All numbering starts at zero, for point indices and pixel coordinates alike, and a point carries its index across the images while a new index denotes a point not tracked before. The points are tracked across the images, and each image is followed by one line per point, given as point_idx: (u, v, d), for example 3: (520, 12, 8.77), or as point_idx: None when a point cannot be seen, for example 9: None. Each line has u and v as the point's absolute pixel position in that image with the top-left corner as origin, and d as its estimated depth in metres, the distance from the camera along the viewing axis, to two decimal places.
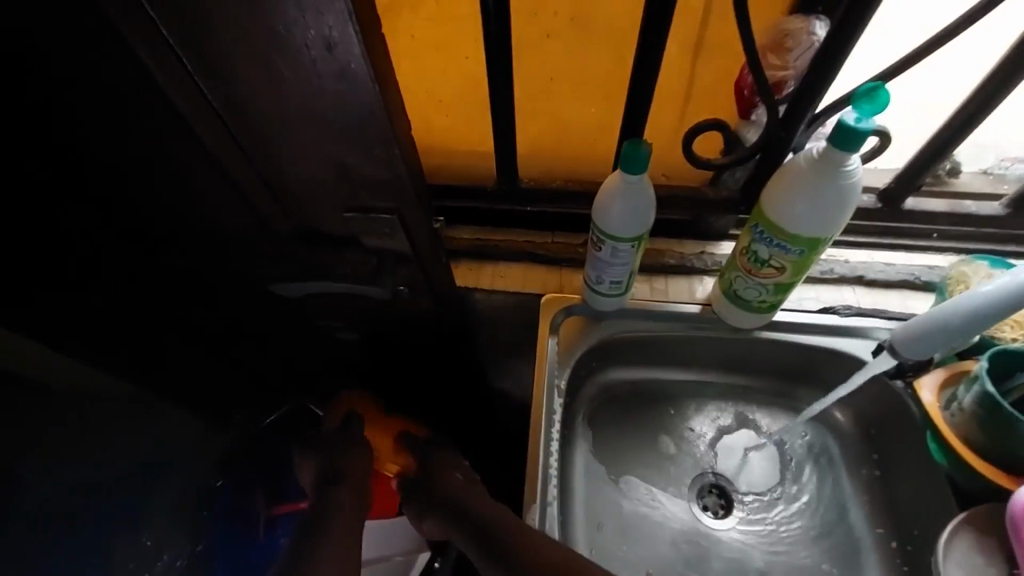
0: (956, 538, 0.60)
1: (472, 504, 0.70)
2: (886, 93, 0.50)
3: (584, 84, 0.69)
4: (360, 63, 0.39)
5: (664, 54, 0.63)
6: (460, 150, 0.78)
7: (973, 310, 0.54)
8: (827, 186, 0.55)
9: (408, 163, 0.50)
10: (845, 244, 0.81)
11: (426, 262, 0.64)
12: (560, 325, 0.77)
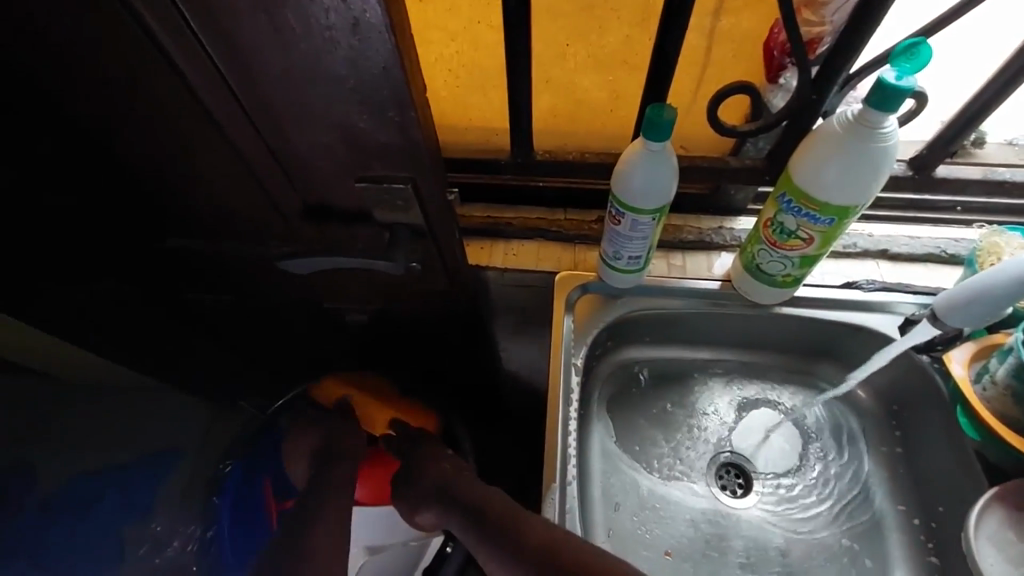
0: (987, 515, 0.58)
1: (473, 493, 0.64)
2: (928, 49, 0.48)
3: (600, 52, 0.63)
4: (375, 13, 0.37)
5: (693, 16, 0.57)
6: (467, 123, 0.74)
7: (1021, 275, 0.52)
8: (862, 151, 0.52)
9: (421, 127, 0.48)
10: (869, 218, 0.79)
11: (439, 236, 0.62)
12: (576, 303, 0.75)
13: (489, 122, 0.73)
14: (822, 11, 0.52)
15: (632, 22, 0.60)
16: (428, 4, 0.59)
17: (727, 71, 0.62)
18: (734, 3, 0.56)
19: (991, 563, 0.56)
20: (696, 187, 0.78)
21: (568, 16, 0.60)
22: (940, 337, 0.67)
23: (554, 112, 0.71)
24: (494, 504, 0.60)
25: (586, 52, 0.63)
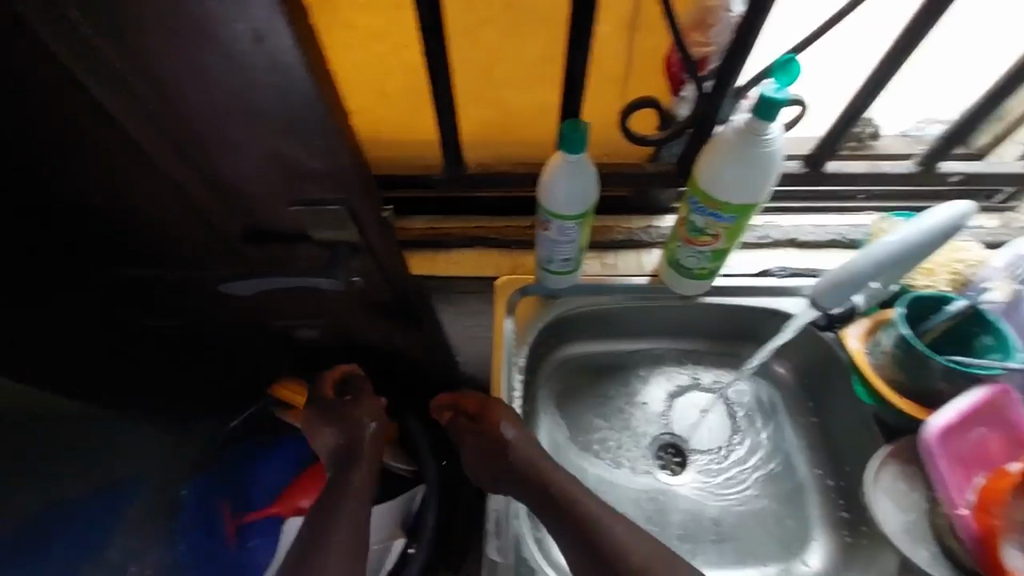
0: (884, 471, 0.65)
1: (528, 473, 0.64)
2: (798, 65, 0.54)
3: (518, 73, 0.67)
4: (292, 53, 0.40)
5: (597, 38, 0.61)
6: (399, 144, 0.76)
7: (877, 259, 0.60)
8: (752, 155, 0.59)
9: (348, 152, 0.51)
10: (778, 211, 0.86)
11: (378, 251, 0.65)
12: (516, 305, 0.80)
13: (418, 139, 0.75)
14: (707, 32, 0.58)
15: (546, 40, 0.64)
16: (348, 31, 0.61)
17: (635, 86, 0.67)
18: (633, 26, 0.60)
19: (888, 514, 0.63)
20: (619, 191, 0.82)
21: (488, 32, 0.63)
22: (838, 315, 0.72)
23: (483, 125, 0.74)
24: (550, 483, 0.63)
25: (507, 69, 0.67)
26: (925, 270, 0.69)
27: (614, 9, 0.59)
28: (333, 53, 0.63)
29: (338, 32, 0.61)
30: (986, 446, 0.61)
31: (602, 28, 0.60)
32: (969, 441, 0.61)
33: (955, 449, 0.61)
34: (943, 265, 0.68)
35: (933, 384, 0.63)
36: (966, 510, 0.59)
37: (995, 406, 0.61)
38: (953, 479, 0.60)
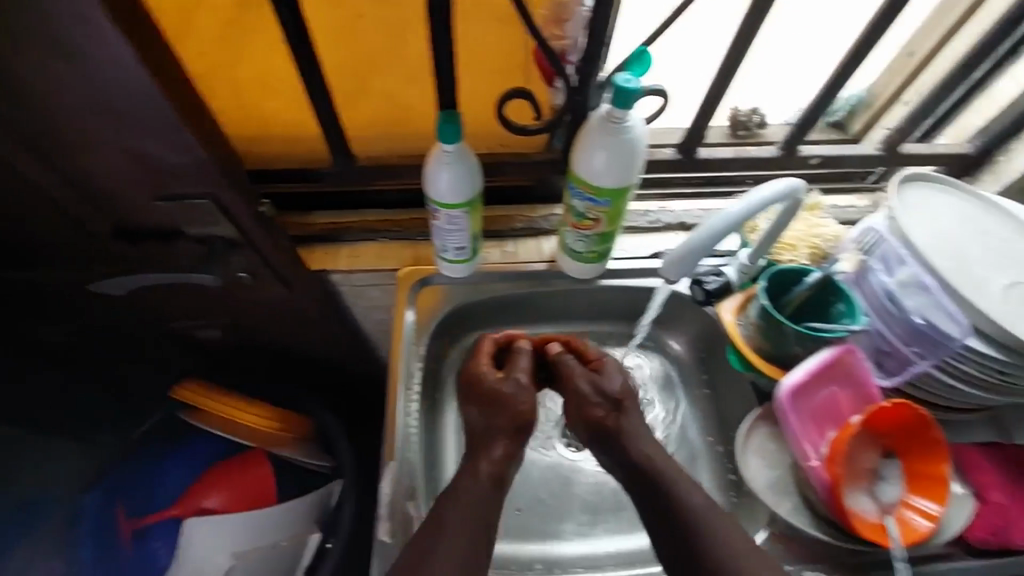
0: (753, 435, 0.71)
1: (626, 442, 0.65)
2: (649, 56, 0.59)
3: (390, 68, 0.66)
4: (118, 44, 0.40)
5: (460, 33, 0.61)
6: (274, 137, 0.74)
7: (708, 229, 0.56)
8: (614, 142, 0.62)
9: (206, 146, 0.51)
10: (672, 196, 0.89)
11: (261, 246, 0.65)
12: (417, 296, 0.81)
13: (301, 135, 0.74)
14: (562, 26, 0.60)
15: (413, 37, 0.64)
16: (200, 22, 0.59)
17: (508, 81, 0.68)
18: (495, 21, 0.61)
19: (758, 474, 0.69)
20: (521, 180, 0.85)
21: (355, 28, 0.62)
22: (715, 290, 0.77)
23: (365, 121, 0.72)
24: (638, 458, 0.64)
25: (379, 65, 0.66)
26: (789, 246, 0.75)
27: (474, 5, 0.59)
28: (187, 43, 0.61)
29: (194, 26, 0.59)
30: (835, 404, 0.68)
31: (464, 23, 0.61)
32: (820, 400, 0.68)
33: (807, 408, 0.67)
34: (803, 241, 0.74)
35: (792, 351, 0.69)
36: (817, 462, 0.65)
37: (841, 367, 0.68)
38: (806, 435, 0.66)
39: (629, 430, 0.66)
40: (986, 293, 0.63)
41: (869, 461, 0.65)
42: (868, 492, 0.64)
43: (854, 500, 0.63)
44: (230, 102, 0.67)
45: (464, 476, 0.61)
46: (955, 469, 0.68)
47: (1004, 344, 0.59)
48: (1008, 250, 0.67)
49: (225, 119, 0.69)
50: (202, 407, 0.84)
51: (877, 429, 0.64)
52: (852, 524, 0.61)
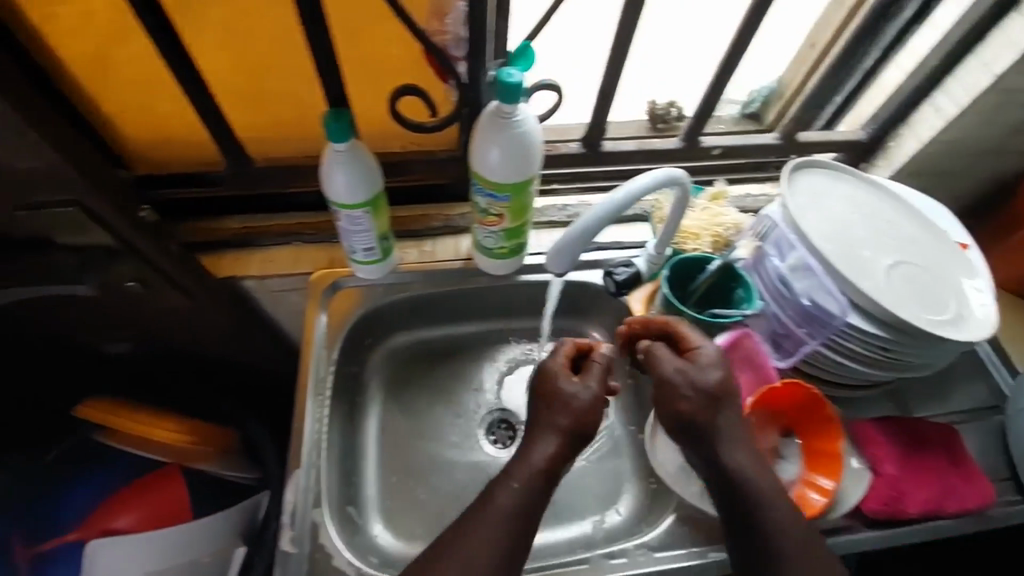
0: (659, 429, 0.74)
1: (721, 448, 0.59)
2: (531, 53, 0.60)
3: (272, 65, 0.65)
4: None
5: (338, 30, 0.61)
6: (162, 134, 0.72)
7: (602, 211, 0.55)
8: (506, 137, 0.62)
9: (58, 144, 0.51)
10: (594, 189, 0.86)
11: (144, 251, 0.63)
12: (331, 300, 0.80)
13: (186, 132, 0.72)
14: (444, 20, 0.59)
15: (290, 34, 0.62)
16: (64, 20, 0.56)
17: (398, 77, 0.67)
18: (377, 19, 0.60)
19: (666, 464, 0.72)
20: (438, 177, 0.82)
21: (225, 31, 0.60)
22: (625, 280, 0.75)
23: (255, 122, 0.71)
24: (733, 464, 0.59)
25: (263, 63, 0.64)
26: (692, 235, 0.77)
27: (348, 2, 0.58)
28: (55, 42, 0.58)
29: (54, 24, 0.56)
30: (735, 387, 0.70)
31: (339, 19, 0.60)
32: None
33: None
34: (707, 230, 0.77)
35: None
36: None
37: (737, 350, 0.70)
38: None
39: (725, 432, 0.60)
40: (870, 273, 0.65)
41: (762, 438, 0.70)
42: (764, 468, 0.68)
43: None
44: (110, 98, 0.65)
45: (507, 474, 0.60)
46: (852, 443, 0.71)
47: (882, 321, 0.62)
48: (892, 232, 0.70)
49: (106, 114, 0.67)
50: (111, 427, 0.81)
51: (767, 407, 0.69)
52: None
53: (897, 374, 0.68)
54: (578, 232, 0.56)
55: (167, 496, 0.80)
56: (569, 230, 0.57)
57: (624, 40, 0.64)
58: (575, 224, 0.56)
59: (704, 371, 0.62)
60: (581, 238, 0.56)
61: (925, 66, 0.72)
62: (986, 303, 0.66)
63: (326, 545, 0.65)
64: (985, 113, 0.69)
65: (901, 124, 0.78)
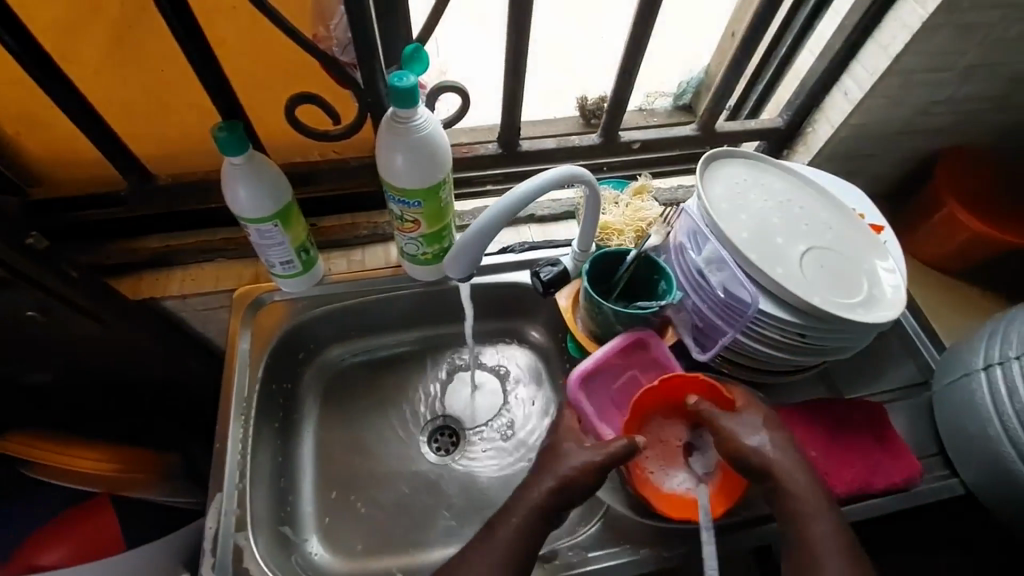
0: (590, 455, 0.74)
1: (778, 477, 0.61)
2: (425, 55, 0.59)
3: (160, 73, 0.64)
4: None
5: (218, 36, 0.60)
6: (57, 150, 0.70)
7: (499, 211, 0.53)
8: (407, 143, 0.61)
9: None
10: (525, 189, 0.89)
11: (35, 277, 0.61)
12: (255, 316, 0.78)
13: (81, 148, 0.70)
14: (329, 27, 0.59)
15: (169, 42, 0.61)
16: None
17: (297, 83, 0.66)
18: (257, 23, 0.59)
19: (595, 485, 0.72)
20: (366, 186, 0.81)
21: (104, 42, 0.59)
22: (549, 280, 0.73)
23: (154, 135, 0.71)
24: (784, 484, 0.61)
25: (152, 73, 0.63)
26: (616, 231, 0.77)
27: (223, 7, 0.58)
28: None
29: None
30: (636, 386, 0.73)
31: (217, 25, 0.59)
32: (617, 383, 0.73)
33: (603, 392, 0.73)
34: (629, 225, 0.77)
35: (613, 329, 0.72)
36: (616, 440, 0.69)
37: (638, 350, 0.73)
38: (604, 416, 0.72)
39: (777, 462, 0.62)
40: (784, 261, 0.65)
41: (670, 432, 0.70)
42: (673, 464, 0.69)
43: (662, 474, 0.68)
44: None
45: (509, 509, 0.62)
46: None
47: (796, 307, 0.63)
48: (807, 218, 0.70)
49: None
50: (32, 459, 0.75)
51: (671, 402, 0.70)
52: (648, 496, 0.65)
53: (818, 358, 0.69)
54: (475, 234, 0.53)
55: (100, 524, 0.78)
56: (467, 232, 0.55)
57: (520, 39, 0.65)
58: (470, 226, 0.54)
59: (750, 423, 0.65)
60: (479, 240, 0.54)
61: (830, 50, 0.72)
62: (897, 283, 0.67)
63: (250, 569, 0.64)
64: (889, 94, 0.72)
65: (816, 109, 0.79)
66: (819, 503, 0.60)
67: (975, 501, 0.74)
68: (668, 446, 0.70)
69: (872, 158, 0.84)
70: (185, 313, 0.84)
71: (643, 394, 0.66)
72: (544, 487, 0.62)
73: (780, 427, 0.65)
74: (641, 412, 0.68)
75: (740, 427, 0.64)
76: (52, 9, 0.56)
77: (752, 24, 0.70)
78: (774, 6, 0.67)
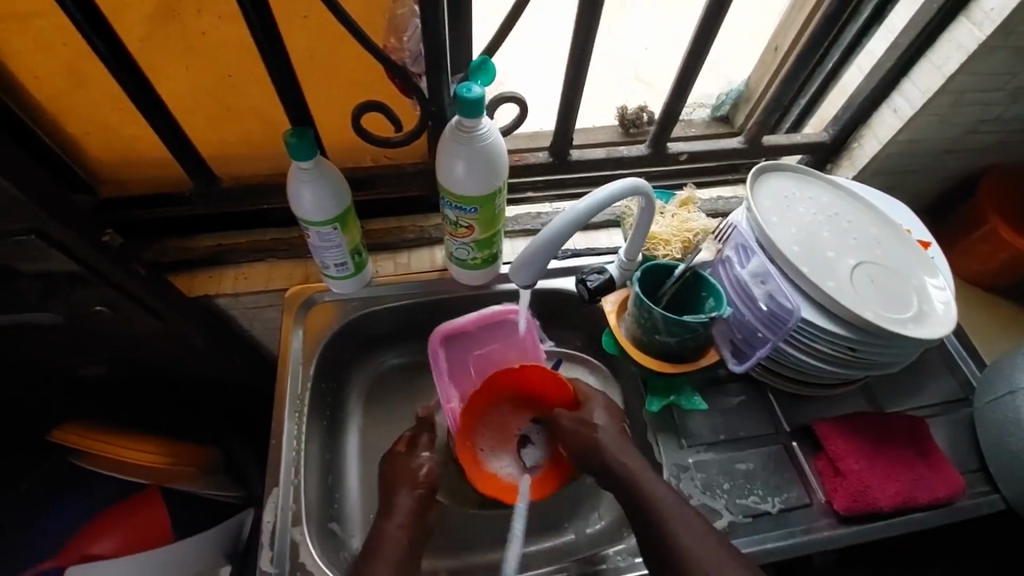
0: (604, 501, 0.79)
1: (608, 458, 0.65)
2: (492, 67, 0.61)
3: (233, 79, 0.66)
4: None
5: (294, 43, 0.62)
6: (124, 149, 0.72)
7: (567, 221, 0.55)
8: (470, 151, 0.62)
9: (12, 179, 0.51)
10: (569, 196, 0.90)
11: (108, 275, 0.64)
12: (307, 315, 0.80)
13: (149, 149, 0.72)
14: (401, 38, 0.61)
15: (249, 50, 0.63)
16: (30, 45, 0.57)
17: (362, 91, 0.69)
18: (331, 32, 0.61)
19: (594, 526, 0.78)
20: (415, 191, 0.83)
21: (184, 50, 0.62)
22: (599, 286, 0.73)
23: (218, 138, 0.73)
24: (618, 465, 0.64)
25: (226, 79, 0.66)
26: (663, 241, 0.78)
27: (301, 17, 0.59)
28: (21, 65, 0.59)
29: (21, 48, 0.57)
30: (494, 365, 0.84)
31: (294, 35, 0.61)
32: (475, 354, 0.83)
33: (459, 365, 0.83)
34: (677, 236, 0.78)
35: (654, 337, 0.71)
36: (457, 404, 0.79)
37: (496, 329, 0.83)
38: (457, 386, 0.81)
39: (607, 445, 0.66)
40: (834, 274, 0.66)
41: (507, 422, 0.79)
42: (505, 449, 0.78)
43: (491, 454, 0.77)
44: (75, 117, 0.66)
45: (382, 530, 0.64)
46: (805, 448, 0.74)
47: (846, 321, 0.64)
48: (855, 231, 0.72)
49: (73, 130, 0.67)
50: (89, 449, 0.78)
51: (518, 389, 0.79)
52: (468, 475, 0.73)
53: (864, 371, 0.70)
54: (542, 242, 0.55)
55: (145, 518, 0.79)
56: (534, 240, 0.56)
57: (581, 52, 0.67)
58: (539, 235, 0.55)
59: (585, 414, 0.71)
60: (546, 249, 0.55)
61: (881, 68, 0.74)
62: (946, 300, 0.67)
63: (306, 563, 0.66)
64: (940, 112, 0.72)
65: (863, 125, 0.80)
66: (666, 493, 0.60)
67: (1015, 517, 0.74)
68: (503, 434, 0.79)
69: (915, 173, 0.85)
70: (234, 310, 0.87)
71: (498, 374, 0.76)
72: (404, 510, 0.66)
73: (619, 418, 0.72)
74: (487, 394, 0.78)
75: (577, 424, 0.70)
76: (147, 19, 0.58)
77: (807, 42, 0.71)
78: (831, 23, 0.68)
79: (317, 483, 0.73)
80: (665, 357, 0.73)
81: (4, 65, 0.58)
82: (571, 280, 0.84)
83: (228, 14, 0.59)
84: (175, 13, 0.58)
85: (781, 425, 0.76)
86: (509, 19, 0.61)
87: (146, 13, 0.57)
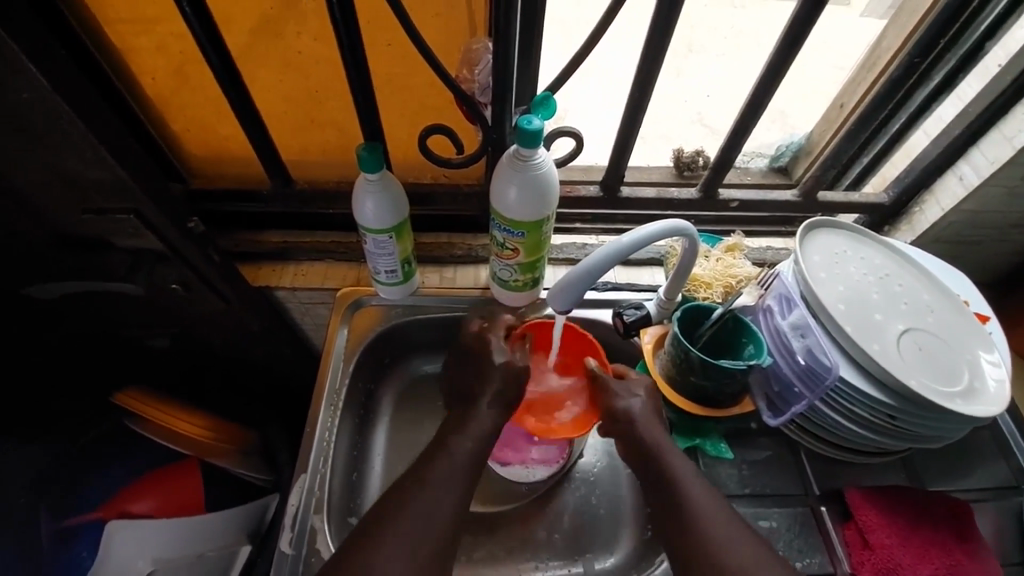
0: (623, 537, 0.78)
1: (640, 430, 0.66)
2: (554, 103, 0.64)
3: (319, 94, 0.73)
4: (43, 85, 0.49)
5: (377, 68, 0.68)
6: (216, 147, 0.80)
7: (608, 252, 0.56)
8: (523, 179, 0.65)
9: (123, 164, 0.58)
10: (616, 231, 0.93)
11: (189, 259, 0.71)
12: (355, 315, 0.85)
13: (237, 149, 0.80)
14: (473, 70, 0.66)
15: (335, 71, 0.70)
16: (153, 49, 0.65)
17: (432, 114, 0.75)
18: (410, 59, 0.67)
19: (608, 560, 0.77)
20: (468, 211, 0.88)
21: (282, 66, 0.69)
22: (635, 321, 0.73)
23: (299, 145, 0.80)
24: (650, 443, 0.65)
25: (311, 93, 0.73)
26: (704, 284, 0.79)
27: (385, 44, 0.66)
28: (143, 67, 0.67)
29: (147, 52, 0.66)
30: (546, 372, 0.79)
31: (378, 61, 0.68)
32: None
33: None
34: (719, 281, 0.79)
35: (688, 378, 0.71)
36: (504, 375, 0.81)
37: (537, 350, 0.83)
38: None
39: (640, 415, 0.67)
40: (880, 338, 0.65)
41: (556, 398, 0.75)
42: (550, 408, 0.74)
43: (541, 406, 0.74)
44: (181, 115, 0.74)
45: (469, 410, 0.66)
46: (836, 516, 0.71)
47: (890, 386, 0.63)
48: (908, 296, 0.70)
49: (177, 126, 0.75)
50: (144, 415, 0.86)
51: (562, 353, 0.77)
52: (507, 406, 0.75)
53: (907, 442, 0.67)
54: (583, 270, 0.56)
55: (191, 487, 0.87)
56: (575, 268, 0.58)
57: (641, 94, 0.70)
58: (580, 264, 0.57)
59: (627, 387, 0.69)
60: (586, 278, 0.57)
61: (948, 134, 0.73)
62: (1001, 377, 0.65)
63: (321, 550, 0.68)
64: (1009, 185, 0.71)
65: (925, 190, 0.79)
66: (706, 490, 0.61)
67: None
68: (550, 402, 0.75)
69: (979, 244, 0.82)
70: (290, 303, 0.93)
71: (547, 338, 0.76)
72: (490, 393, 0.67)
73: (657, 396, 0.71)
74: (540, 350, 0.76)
75: (623, 389, 0.69)
76: (252, 38, 0.65)
77: (871, 101, 0.71)
78: (896, 86, 0.69)
79: (340, 474, 0.76)
80: (694, 398, 0.74)
81: (128, 63, 0.67)
82: (608, 313, 0.85)
83: (323, 38, 0.66)
84: (278, 33, 0.65)
85: (810, 487, 0.74)
86: (576, 61, 0.65)
87: (252, 33, 0.65)
